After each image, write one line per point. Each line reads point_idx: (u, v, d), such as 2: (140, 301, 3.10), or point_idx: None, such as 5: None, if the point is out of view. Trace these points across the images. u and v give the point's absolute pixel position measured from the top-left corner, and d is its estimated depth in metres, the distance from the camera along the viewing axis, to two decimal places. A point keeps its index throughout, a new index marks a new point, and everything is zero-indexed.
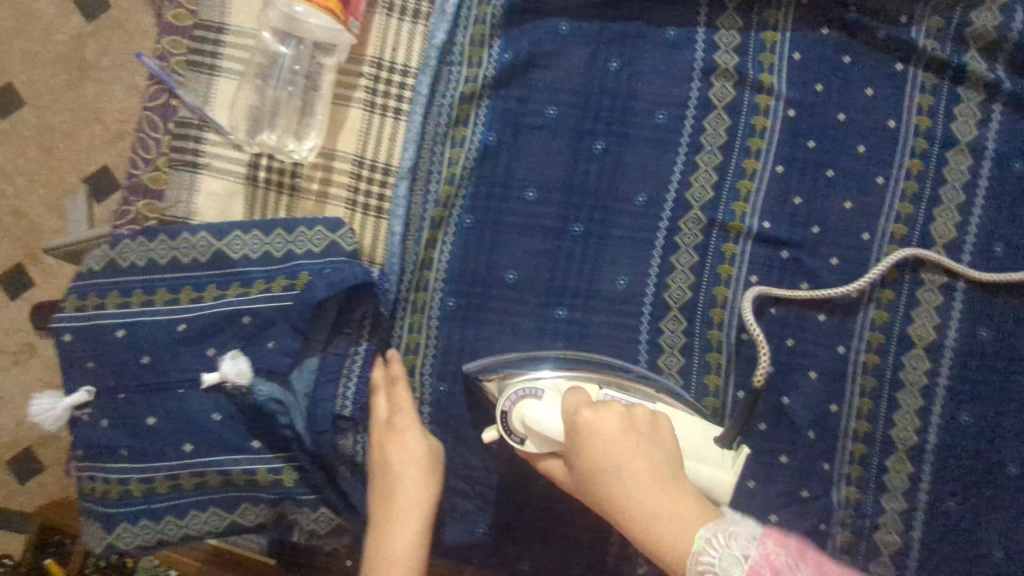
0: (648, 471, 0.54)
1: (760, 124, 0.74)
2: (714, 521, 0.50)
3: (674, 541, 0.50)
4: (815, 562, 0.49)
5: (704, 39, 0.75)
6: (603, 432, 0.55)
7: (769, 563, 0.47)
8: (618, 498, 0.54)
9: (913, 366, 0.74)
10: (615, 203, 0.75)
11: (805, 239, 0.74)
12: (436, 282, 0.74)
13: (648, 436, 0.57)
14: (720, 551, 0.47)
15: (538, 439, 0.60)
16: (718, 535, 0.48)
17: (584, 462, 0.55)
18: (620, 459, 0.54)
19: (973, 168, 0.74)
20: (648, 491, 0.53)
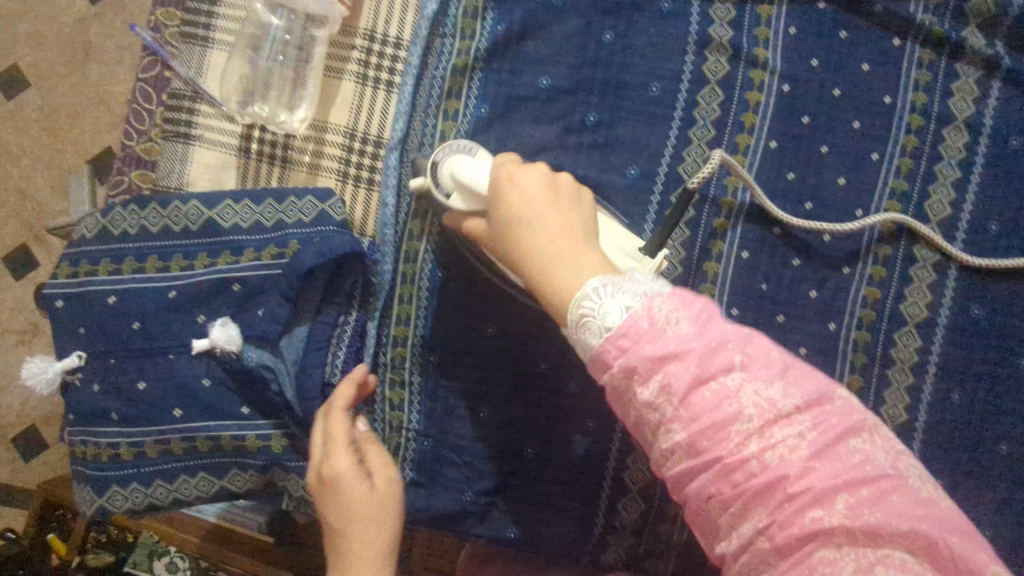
0: (557, 223, 0.56)
1: (753, 99, 0.74)
2: (607, 275, 0.50)
3: (562, 278, 0.52)
4: (718, 330, 0.47)
5: (699, 12, 0.74)
6: (526, 196, 0.57)
7: (648, 315, 0.46)
8: (527, 251, 0.56)
9: (906, 343, 0.74)
10: (607, 176, 0.74)
11: (797, 215, 0.74)
12: (426, 254, 0.73)
13: (568, 199, 0.59)
14: (601, 301, 0.48)
15: (464, 196, 0.63)
16: (607, 286, 0.49)
17: (504, 221, 0.58)
18: (533, 209, 0.57)
19: (969, 145, 0.74)
20: (553, 239, 0.55)
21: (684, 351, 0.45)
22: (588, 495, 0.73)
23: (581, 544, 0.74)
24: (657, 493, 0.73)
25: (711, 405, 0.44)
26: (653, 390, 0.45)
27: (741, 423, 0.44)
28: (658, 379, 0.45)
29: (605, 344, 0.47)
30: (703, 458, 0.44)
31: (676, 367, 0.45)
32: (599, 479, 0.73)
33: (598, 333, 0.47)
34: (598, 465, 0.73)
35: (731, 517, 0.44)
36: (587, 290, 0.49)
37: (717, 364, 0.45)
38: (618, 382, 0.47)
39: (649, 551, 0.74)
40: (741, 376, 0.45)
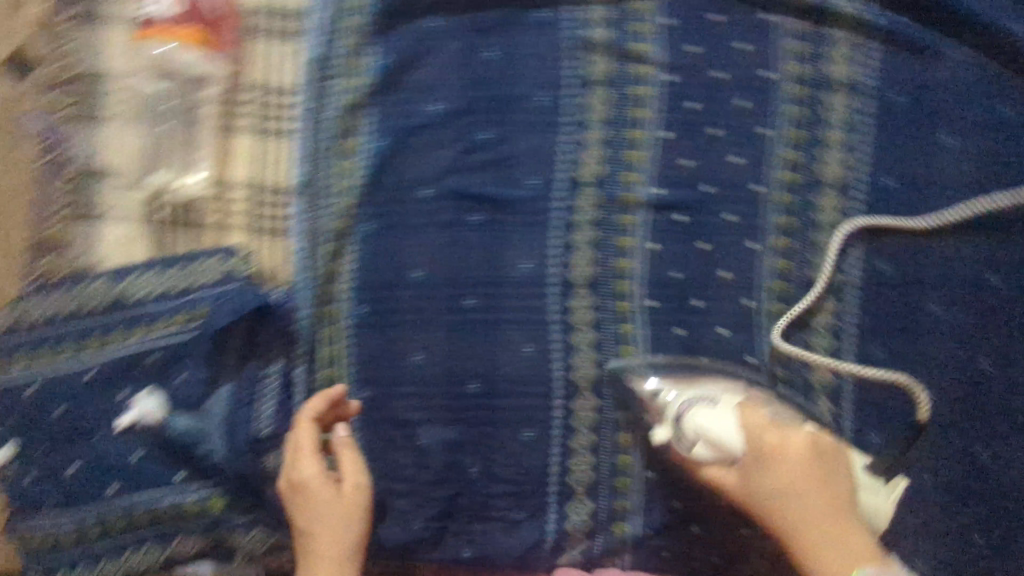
0: (817, 515, 0.68)
1: (640, 93, 0.76)
2: (880, 566, 0.65)
3: (840, 564, 0.65)
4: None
5: (576, 18, 0.76)
6: (755, 440, 0.71)
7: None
8: (826, 498, 0.69)
9: (820, 308, 0.76)
10: (510, 191, 0.76)
11: (697, 201, 0.76)
12: (347, 293, 0.75)
13: (829, 463, 0.71)
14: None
15: (705, 444, 0.72)
16: (872, 568, 0.64)
17: (748, 484, 0.70)
18: (789, 503, 0.69)
19: (853, 107, 0.75)
20: (819, 533, 0.67)
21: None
22: (535, 504, 0.75)
23: (534, 552, 0.75)
24: (602, 490, 0.75)
25: None
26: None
27: None
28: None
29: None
30: None
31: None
32: (545, 484, 0.75)
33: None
34: (541, 474, 0.75)
35: None
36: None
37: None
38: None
39: (602, 547, 0.76)
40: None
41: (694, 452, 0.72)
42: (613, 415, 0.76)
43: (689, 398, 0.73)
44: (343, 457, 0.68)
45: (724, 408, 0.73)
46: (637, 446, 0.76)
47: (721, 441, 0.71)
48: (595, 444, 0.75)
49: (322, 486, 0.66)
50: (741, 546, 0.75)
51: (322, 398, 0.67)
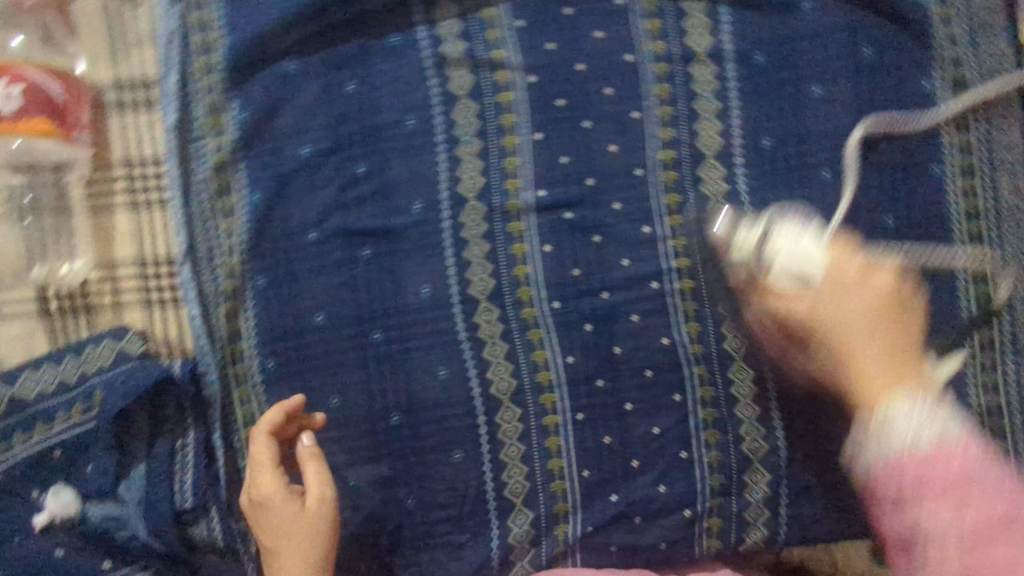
0: (884, 345, 0.61)
1: (505, 100, 0.75)
2: (924, 398, 0.57)
3: (880, 391, 0.59)
4: (974, 467, 0.54)
5: (426, 36, 0.75)
6: (838, 276, 0.64)
7: (923, 461, 0.55)
8: (884, 333, 0.62)
9: (728, 277, 0.75)
10: (395, 218, 0.75)
11: (581, 195, 0.75)
12: (250, 349, 0.75)
13: (907, 307, 0.65)
14: (889, 420, 0.57)
15: (789, 275, 0.64)
16: (914, 399, 0.57)
17: (818, 311, 0.62)
18: (852, 341, 0.62)
19: (718, 74, 0.75)
20: (882, 369, 0.60)
21: (930, 526, 0.54)
22: (477, 522, 0.75)
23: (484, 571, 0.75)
24: (540, 497, 0.75)
25: (941, 467, 0.54)
26: (924, 531, 0.54)
27: (964, 467, 0.54)
28: (911, 510, 0.55)
29: (880, 465, 0.56)
30: (904, 500, 0.55)
31: (940, 505, 0.54)
32: (483, 501, 0.75)
33: (868, 467, 0.58)
34: (477, 492, 0.75)
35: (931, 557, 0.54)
36: (888, 412, 0.57)
37: (977, 560, 0.52)
38: (879, 502, 0.57)
39: (552, 553, 0.75)
40: (996, 557, 0.52)
41: (776, 279, 0.64)
42: (537, 421, 0.75)
43: (764, 221, 0.68)
44: (307, 469, 0.68)
45: (812, 244, 0.64)
46: (566, 448, 0.75)
47: (801, 275, 0.64)
48: (525, 453, 0.75)
49: (283, 502, 0.66)
50: (686, 525, 0.75)
51: (280, 409, 0.69)
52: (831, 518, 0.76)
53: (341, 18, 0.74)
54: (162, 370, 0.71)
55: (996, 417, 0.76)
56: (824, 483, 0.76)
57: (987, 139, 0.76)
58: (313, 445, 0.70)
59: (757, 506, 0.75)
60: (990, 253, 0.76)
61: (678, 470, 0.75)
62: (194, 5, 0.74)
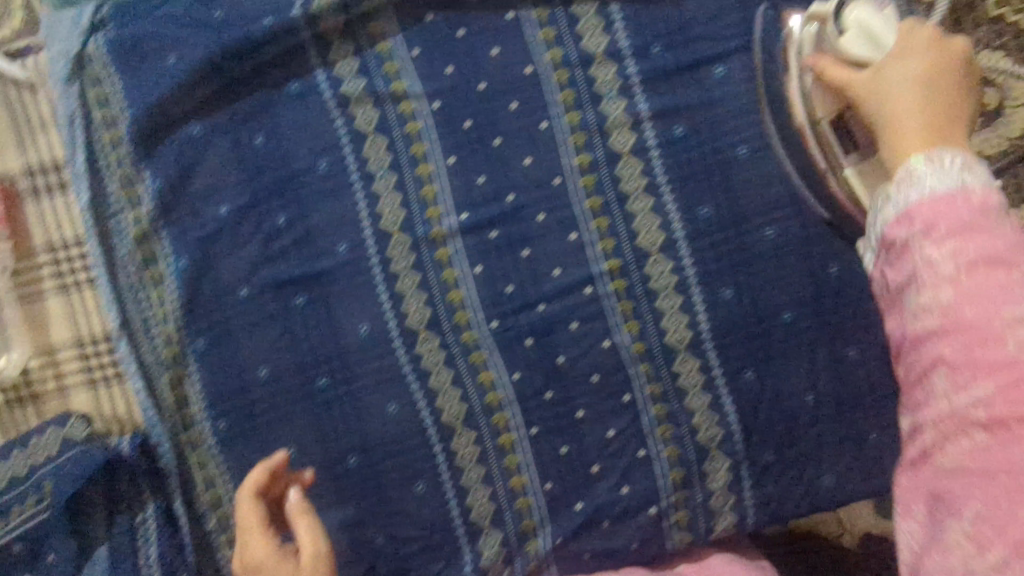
0: (931, 113, 0.59)
1: (413, 130, 0.75)
2: (959, 155, 0.55)
3: (919, 139, 0.59)
4: (1002, 239, 0.51)
5: (325, 78, 0.75)
6: (908, 44, 0.63)
7: (941, 202, 0.53)
8: (939, 86, 0.61)
9: (660, 271, 0.75)
10: (322, 263, 0.76)
11: (503, 212, 0.75)
12: (200, 413, 0.75)
13: (949, 95, 0.61)
14: (915, 177, 0.55)
15: (861, 39, 0.64)
16: (939, 164, 0.55)
17: (878, 83, 0.62)
18: (894, 105, 0.61)
19: (619, 72, 0.75)
20: (915, 122, 0.59)
21: (928, 276, 0.52)
22: (448, 550, 0.76)
23: None
24: (507, 516, 0.76)
25: (948, 220, 0.52)
26: (924, 294, 0.52)
27: (957, 225, 0.52)
28: (920, 287, 0.53)
29: (900, 208, 0.55)
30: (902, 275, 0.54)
31: (942, 240, 0.52)
32: (451, 529, 0.76)
33: (886, 217, 0.56)
34: (444, 521, 0.75)
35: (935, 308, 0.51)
36: (914, 168, 0.56)
37: (987, 343, 0.49)
38: (886, 251, 0.56)
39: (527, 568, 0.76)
40: (1003, 350, 0.48)
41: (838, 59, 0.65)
42: (493, 441, 0.76)
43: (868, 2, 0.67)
44: (298, 526, 0.66)
45: (886, 19, 0.65)
46: (526, 464, 0.76)
47: (875, 41, 0.64)
48: (486, 475, 0.76)
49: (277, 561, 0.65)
50: (654, 522, 0.76)
51: (266, 465, 0.69)
52: (797, 494, 0.76)
53: (239, 73, 0.74)
54: (113, 449, 0.73)
55: None
56: (785, 461, 0.76)
57: None
58: (302, 501, 0.68)
59: (721, 493, 0.76)
60: None
61: (639, 469, 0.76)
62: (92, 82, 0.75)
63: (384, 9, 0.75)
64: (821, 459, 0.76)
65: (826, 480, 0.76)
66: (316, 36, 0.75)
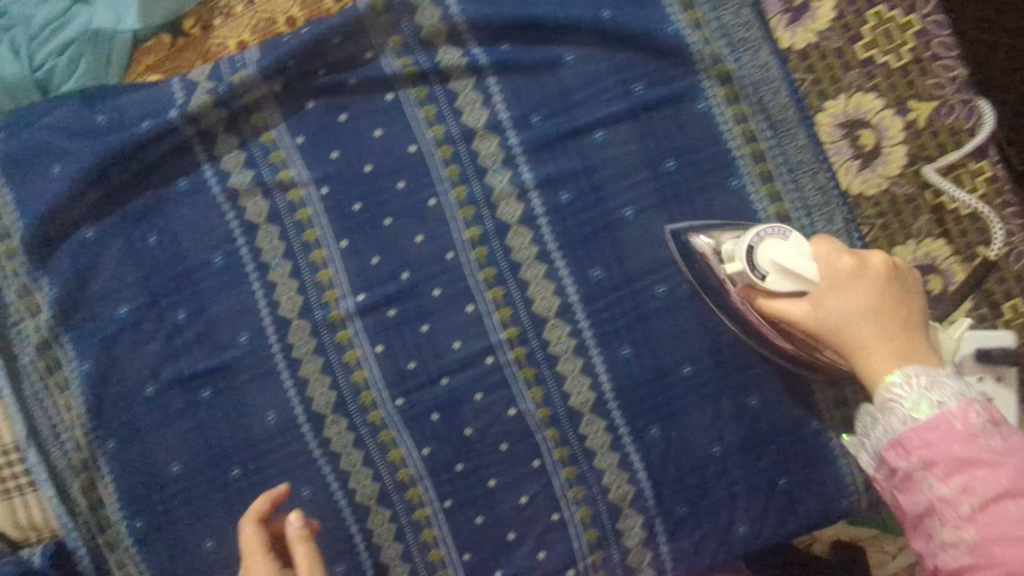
0: (891, 343, 0.62)
1: (303, 216, 0.76)
2: (911, 372, 0.59)
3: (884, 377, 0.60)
4: (965, 427, 0.56)
5: (213, 173, 0.76)
6: (833, 275, 0.63)
7: (930, 430, 0.57)
8: (890, 319, 0.62)
9: (558, 336, 0.77)
10: (224, 355, 0.76)
11: (399, 290, 0.76)
12: (116, 514, 0.76)
13: (893, 309, 0.62)
14: (891, 404, 0.59)
15: (781, 279, 0.64)
16: (915, 379, 0.59)
17: (823, 317, 0.63)
18: (856, 343, 0.62)
19: (501, 144, 0.76)
20: (882, 355, 0.61)
21: (942, 504, 0.56)
22: None
23: None
24: None
25: (940, 444, 0.56)
26: (945, 528, 0.56)
27: (946, 446, 0.56)
28: (944, 526, 0.56)
29: (885, 449, 0.59)
30: (907, 494, 0.58)
31: (940, 482, 0.56)
32: None
33: (882, 445, 0.60)
34: None
35: (950, 529, 0.56)
36: (889, 387, 0.60)
37: (1012, 534, 0.53)
38: (889, 478, 0.60)
39: None
40: (1002, 517, 0.54)
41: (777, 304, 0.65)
42: (408, 518, 0.77)
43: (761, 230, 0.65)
44: (297, 553, 0.66)
45: (800, 249, 0.63)
46: (442, 537, 0.77)
47: (796, 277, 0.63)
48: (404, 551, 0.77)
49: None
50: None
51: (274, 491, 0.71)
52: (712, 544, 0.78)
53: (128, 175, 0.76)
54: (23, 564, 0.73)
55: (845, 408, 0.77)
56: (697, 513, 0.77)
57: (775, 139, 0.77)
58: (303, 526, 0.67)
59: (637, 549, 0.78)
60: None
61: (554, 533, 0.77)
62: None
63: (265, 100, 0.76)
64: (734, 508, 0.77)
65: (739, 529, 0.77)
66: (201, 132, 0.76)
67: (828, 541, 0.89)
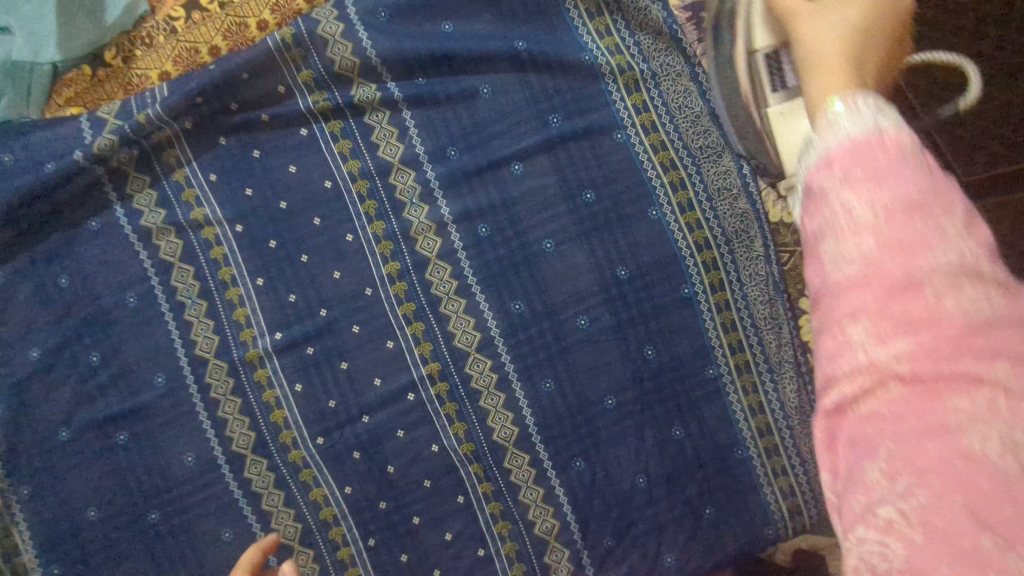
0: (845, 46, 0.48)
1: (218, 254, 0.75)
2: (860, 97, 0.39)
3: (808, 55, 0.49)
4: (919, 181, 0.35)
5: (124, 213, 0.75)
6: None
7: (860, 147, 0.36)
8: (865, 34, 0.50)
9: (479, 370, 0.76)
10: (139, 396, 0.75)
11: (317, 328, 0.75)
12: (32, 561, 0.74)
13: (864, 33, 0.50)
14: (834, 125, 0.37)
15: None
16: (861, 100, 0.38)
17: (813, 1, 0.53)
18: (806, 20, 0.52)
19: (419, 177, 0.76)
20: (831, 48, 0.48)
21: (845, 224, 0.35)
22: None
23: None
24: None
25: (867, 163, 0.35)
26: (835, 242, 0.36)
27: (883, 195, 0.34)
28: (835, 253, 0.36)
29: (817, 169, 0.37)
30: (816, 248, 0.37)
31: (863, 195, 0.35)
32: None
33: (806, 161, 0.38)
34: None
35: (850, 314, 0.34)
36: (828, 112, 0.39)
37: (897, 284, 0.33)
38: (804, 202, 0.39)
39: None
40: (915, 267, 0.33)
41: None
42: (332, 558, 0.75)
43: None
44: None
45: None
46: None
47: None
48: None
49: None
50: None
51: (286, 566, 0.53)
52: None
53: (36, 216, 0.74)
54: None
55: (768, 435, 0.76)
56: (626, 545, 0.76)
57: (693, 166, 0.77)
58: None
59: None
60: (726, 276, 0.77)
61: (480, 569, 0.76)
62: None
63: (177, 137, 0.75)
64: (660, 539, 0.76)
65: (667, 560, 0.76)
66: (111, 171, 0.75)
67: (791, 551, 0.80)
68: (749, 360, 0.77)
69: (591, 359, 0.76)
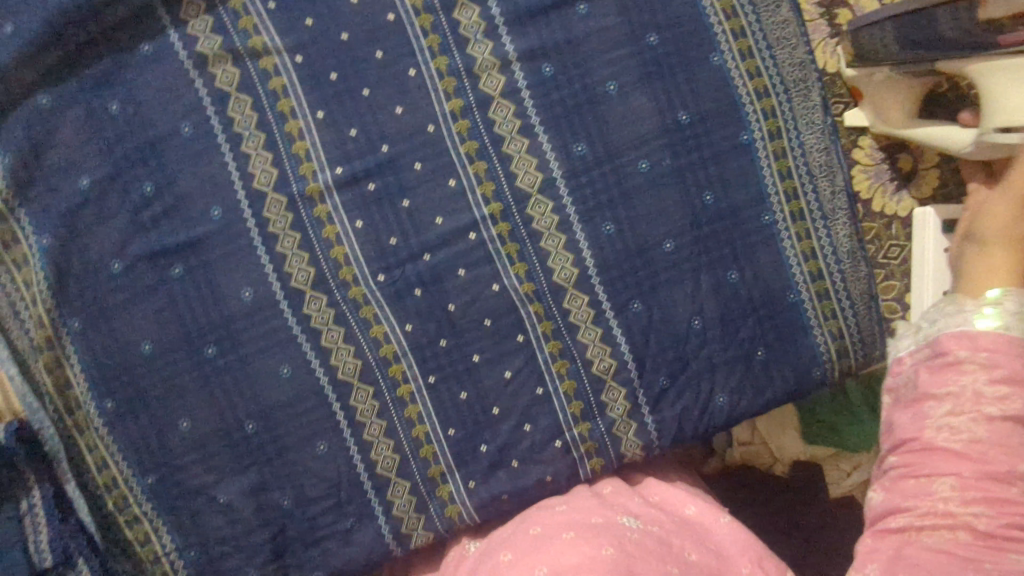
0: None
1: (277, 85, 0.73)
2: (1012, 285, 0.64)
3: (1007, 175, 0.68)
4: None
5: (178, 39, 0.72)
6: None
7: (1010, 343, 0.60)
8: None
9: (541, 211, 0.76)
10: (195, 229, 0.73)
11: (380, 163, 0.74)
12: (85, 394, 0.73)
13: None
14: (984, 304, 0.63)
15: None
16: (1009, 327, 0.61)
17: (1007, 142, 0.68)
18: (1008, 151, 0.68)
19: (482, 13, 0.75)
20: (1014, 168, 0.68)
21: (969, 403, 0.60)
22: (358, 505, 0.76)
23: (381, 544, 0.77)
24: (413, 465, 0.76)
25: (992, 396, 0.59)
26: (947, 420, 0.61)
27: (989, 414, 0.59)
28: (942, 423, 0.61)
29: (950, 339, 0.63)
30: (920, 408, 0.64)
31: (983, 388, 0.60)
32: (356, 478, 0.76)
33: (945, 324, 0.65)
34: (351, 476, 0.76)
35: (944, 465, 0.59)
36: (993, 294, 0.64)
37: (990, 477, 0.57)
38: (931, 360, 0.65)
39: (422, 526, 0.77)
40: (1008, 470, 0.57)
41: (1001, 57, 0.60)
42: (392, 394, 0.76)
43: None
44: None
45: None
46: (426, 413, 0.76)
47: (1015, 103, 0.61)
48: (387, 427, 0.76)
49: None
50: (562, 455, 0.77)
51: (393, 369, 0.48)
52: (695, 416, 0.78)
53: (85, 40, 0.71)
54: None
55: (820, 279, 0.79)
56: (680, 385, 0.78)
57: (754, 14, 0.77)
58: None
59: (622, 421, 0.78)
60: (783, 124, 0.78)
61: (538, 406, 0.77)
62: None
63: None
64: (714, 381, 0.78)
65: (719, 400, 0.78)
66: None
67: (789, 460, 0.95)
68: (804, 208, 0.78)
69: (650, 201, 0.77)
